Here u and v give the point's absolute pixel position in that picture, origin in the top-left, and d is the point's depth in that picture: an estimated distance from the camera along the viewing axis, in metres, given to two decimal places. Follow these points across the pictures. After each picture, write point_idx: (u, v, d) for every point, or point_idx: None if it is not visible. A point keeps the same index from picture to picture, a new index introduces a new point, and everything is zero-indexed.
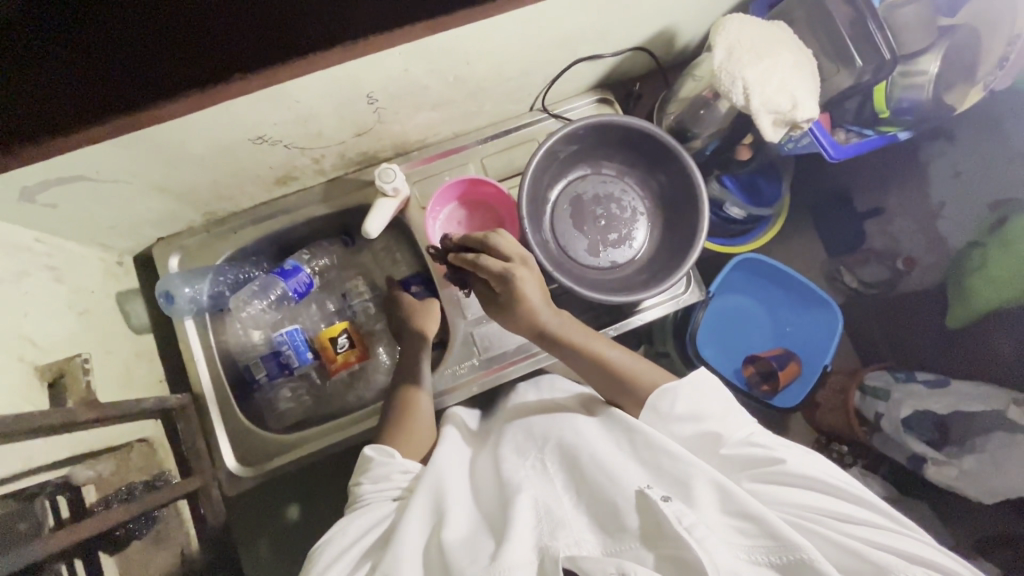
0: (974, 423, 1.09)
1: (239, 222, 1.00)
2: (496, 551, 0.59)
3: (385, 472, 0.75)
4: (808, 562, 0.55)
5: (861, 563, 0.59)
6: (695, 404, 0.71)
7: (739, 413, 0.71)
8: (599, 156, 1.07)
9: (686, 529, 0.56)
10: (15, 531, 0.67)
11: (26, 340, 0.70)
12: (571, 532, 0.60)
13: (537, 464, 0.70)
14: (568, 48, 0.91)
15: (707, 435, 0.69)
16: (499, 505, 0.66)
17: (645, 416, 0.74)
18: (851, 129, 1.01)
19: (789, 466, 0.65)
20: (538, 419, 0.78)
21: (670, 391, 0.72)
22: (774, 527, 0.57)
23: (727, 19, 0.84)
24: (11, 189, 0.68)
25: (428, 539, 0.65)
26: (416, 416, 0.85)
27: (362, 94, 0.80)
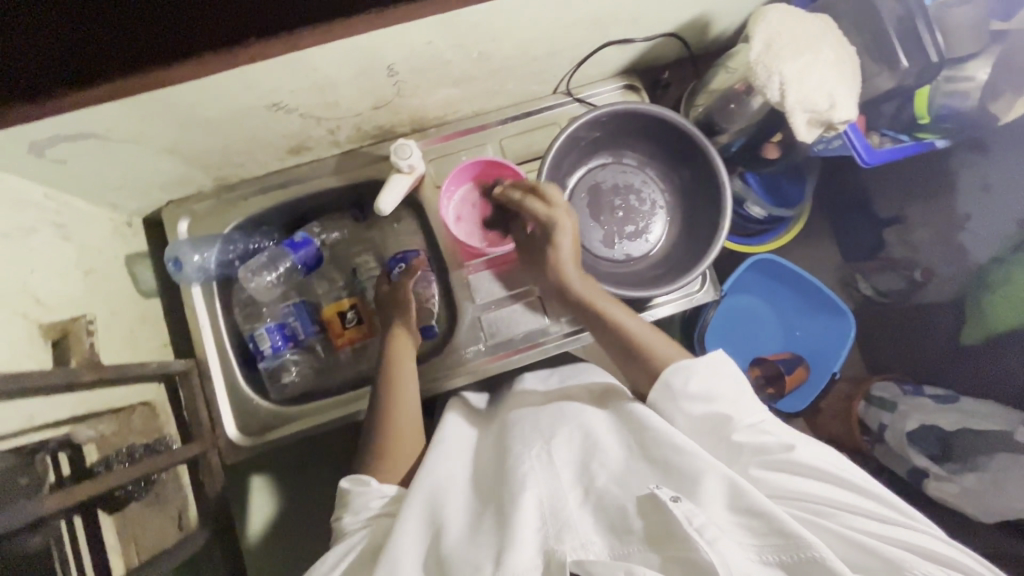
0: (979, 441, 1.07)
1: (250, 189, 0.98)
2: (499, 555, 0.57)
3: (363, 502, 0.70)
4: (819, 561, 0.52)
5: (873, 558, 0.56)
6: (707, 385, 0.70)
7: (751, 396, 0.70)
8: (621, 145, 1.04)
9: (697, 530, 0.53)
10: (16, 486, 0.67)
11: (32, 297, 0.70)
12: (577, 533, 0.58)
13: (542, 454, 0.67)
14: (598, 29, 0.87)
15: (716, 415, 0.68)
16: (501, 499, 0.64)
17: (656, 394, 0.72)
18: (886, 133, 0.96)
19: (799, 456, 0.64)
20: (543, 415, 0.75)
21: (682, 369, 0.71)
22: (784, 526, 0.55)
23: (767, 10, 0.80)
24: (20, 143, 0.66)
25: (427, 549, 0.63)
26: (405, 414, 0.81)
27: (382, 66, 0.77)
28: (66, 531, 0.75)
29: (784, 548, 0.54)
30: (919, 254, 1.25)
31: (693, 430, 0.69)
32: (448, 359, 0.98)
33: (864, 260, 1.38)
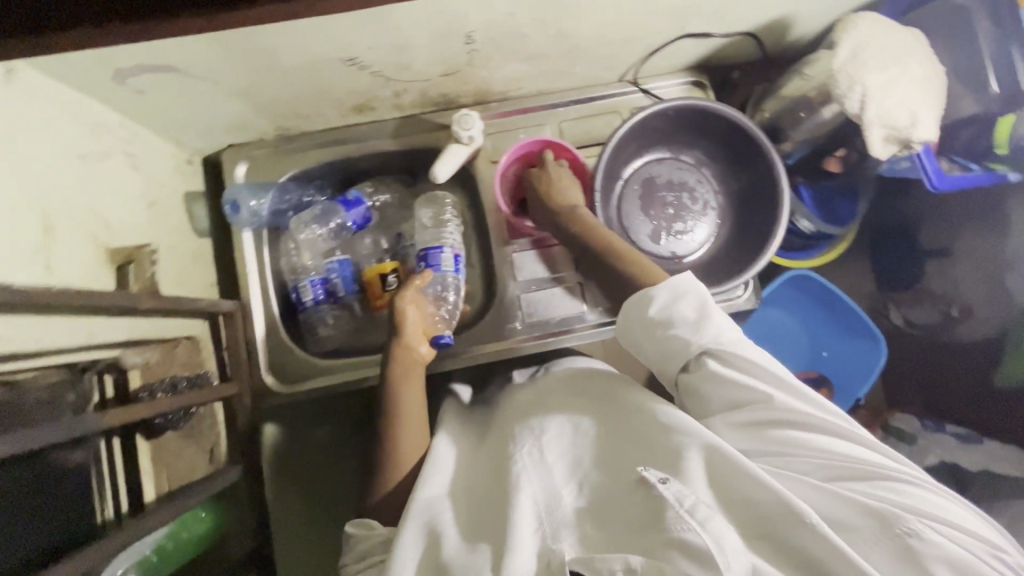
0: (1001, 485, 1.09)
1: (308, 142, 0.99)
2: (497, 562, 0.57)
3: (367, 547, 0.68)
4: (814, 529, 0.53)
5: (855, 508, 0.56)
6: (666, 311, 0.69)
7: (714, 318, 0.67)
8: (681, 142, 1.03)
9: (688, 510, 0.55)
10: (62, 399, 0.72)
11: (103, 221, 0.72)
12: (573, 531, 0.59)
13: (534, 449, 0.69)
14: (678, 20, 0.86)
15: (676, 339, 0.68)
16: (497, 505, 0.64)
17: (627, 319, 0.73)
18: (957, 160, 0.93)
19: (777, 403, 0.62)
20: (535, 414, 0.76)
21: (652, 295, 0.70)
22: (771, 492, 0.56)
23: (858, 17, 0.77)
24: (107, 68, 0.67)
25: (424, 557, 0.62)
26: (406, 432, 0.79)
27: (461, 32, 0.77)
28: (107, 449, 0.80)
29: (773, 517, 0.55)
30: (958, 290, 1.20)
31: (657, 357, 0.70)
32: (477, 338, 0.98)
33: (895, 292, 1.34)
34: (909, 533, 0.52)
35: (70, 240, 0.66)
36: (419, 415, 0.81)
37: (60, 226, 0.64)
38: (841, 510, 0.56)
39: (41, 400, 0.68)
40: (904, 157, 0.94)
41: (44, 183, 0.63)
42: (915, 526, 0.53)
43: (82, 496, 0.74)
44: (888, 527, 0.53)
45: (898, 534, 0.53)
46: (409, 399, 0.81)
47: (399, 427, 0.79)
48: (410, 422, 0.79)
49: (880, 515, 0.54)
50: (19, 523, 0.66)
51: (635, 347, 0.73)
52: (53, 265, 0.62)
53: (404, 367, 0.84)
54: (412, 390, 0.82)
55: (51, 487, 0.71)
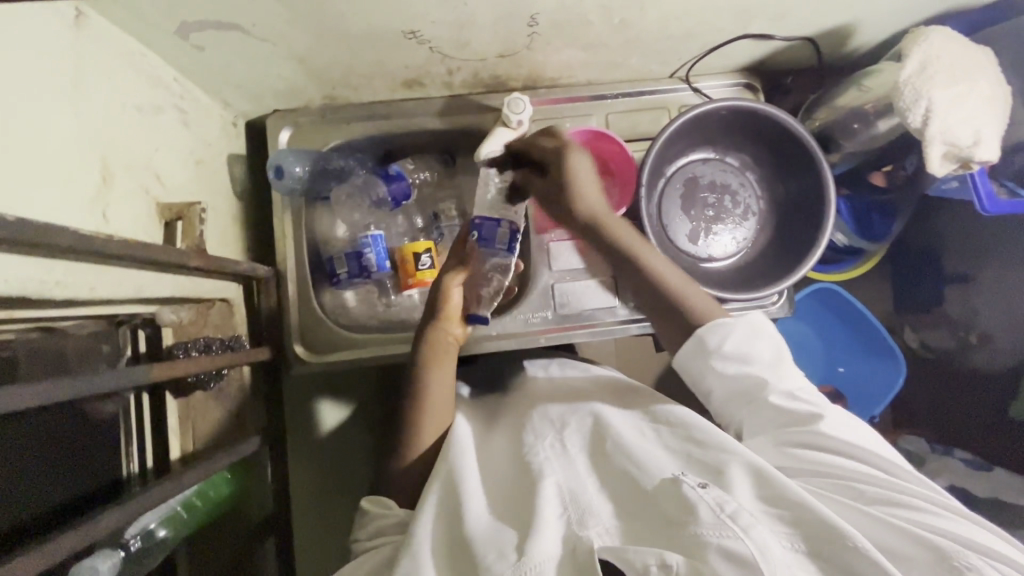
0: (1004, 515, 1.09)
1: (353, 114, 0.98)
2: (521, 544, 0.55)
3: (381, 525, 0.68)
4: (861, 551, 0.50)
5: (908, 540, 0.54)
6: (743, 347, 0.71)
7: (789, 366, 0.71)
8: (728, 144, 1.02)
9: (728, 514, 0.52)
10: (97, 354, 0.72)
11: (154, 175, 0.72)
12: (599, 519, 0.58)
13: (556, 443, 0.69)
14: (741, 20, 0.85)
15: (754, 378, 0.70)
16: (520, 491, 0.64)
17: (689, 347, 0.74)
18: (1006, 183, 0.91)
19: (826, 427, 0.65)
20: (555, 406, 0.77)
21: (721, 326, 0.73)
22: (817, 514, 0.53)
23: (930, 30, 0.76)
24: (172, 21, 0.67)
25: (444, 529, 0.62)
26: (429, 415, 0.78)
27: (526, 13, 0.76)
28: (136, 405, 0.79)
29: (823, 537, 0.52)
30: (976, 317, 1.18)
31: (726, 393, 0.72)
32: (501, 323, 0.98)
33: (915, 312, 1.32)
34: (969, 568, 0.50)
35: (123, 192, 0.66)
36: (447, 399, 0.80)
37: (116, 175, 0.65)
38: (895, 538, 0.55)
39: (77, 358, 0.69)
40: (955, 177, 0.93)
41: (102, 131, 0.63)
42: (973, 561, 0.51)
43: (106, 450, 0.74)
44: (945, 559, 0.52)
45: (955, 568, 0.51)
46: (435, 380, 0.80)
47: (423, 409, 0.78)
48: (435, 404, 0.79)
49: (937, 547, 0.53)
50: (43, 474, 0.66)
51: (694, 377, 0.74)
52: (109, 213, 0.64)
53: (433, 346, 0.82)
54: (442, 372, 0.81)
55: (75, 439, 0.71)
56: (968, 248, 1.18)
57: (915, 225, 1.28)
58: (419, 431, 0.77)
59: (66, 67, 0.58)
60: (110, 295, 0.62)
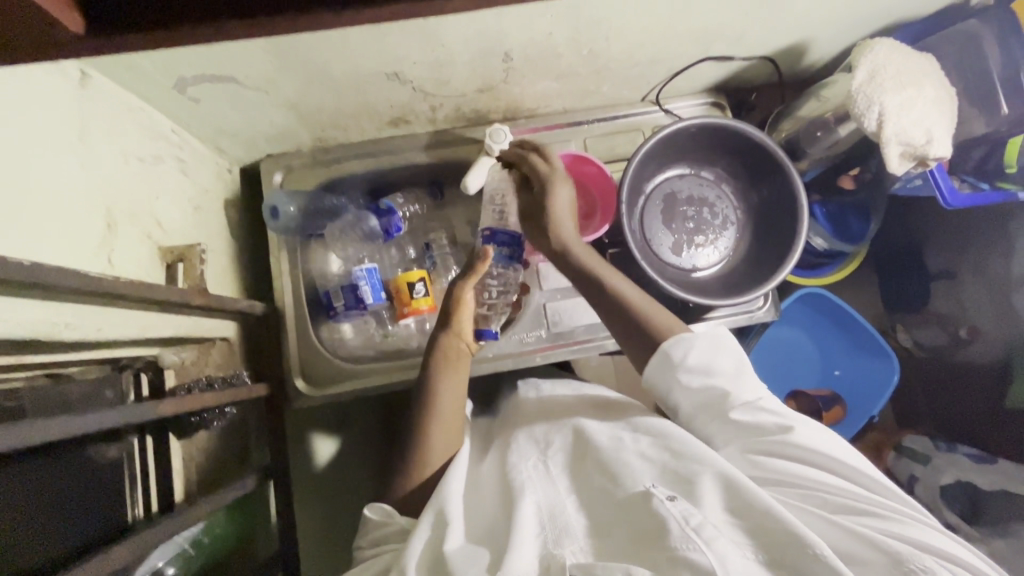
0: (1014, 507, 1.08)
1: (343, 153, 1.03)
2: (496, 565, 0.56)
3: (381, 535, 0.69)
4: (822, 561, 0.50)
5: (873, 552, 0.54)
6: (706, 359, 0.70)
7: (750, 376, 0.70)
8: (702, 160, 1.07)
9: (694, 529, 0.53)
10: (102, 399, 0.72)
11: (155, 221, 0.76)
12: (575, 539, 0.58)
13: (538, 460, 0.70)
14: (700, 44, 0.91)
15: (716, 390, 0.69)
16: (500, 512, 0.64)
17: (656, 365, 0.73)
18: (966, 178, 0.97)
19: (794, 438, 0.63)
20: (540, 424, 0.79)
21: (683, 342, 0.72)
22: (781, 522, 0.53)
23: (875, 42, 0.82)
24: (169, 77, 0.72)
25: (427, 548, 0.61)
26: (436, 428, 0.79)
27: (501, 50, 0.82)
28: (138, 449, 0.79)
29: (782, 545, 0.52)
30: (964, 312, 1.21)
31: (695, 403, 0.70)
32: (494, 343, 1.00)
33: (903, 312, 1.36)
34: (922, 570, 0.51)
35: (127, 238, 0.70)
36: (456, 412, 0.82)
37: (120, 224, 0.69)
38: (855, 543, 0.55)
39: (83, 402, 0.69)
40: (918, 176, 0.98)
41: (105, 181, 0.67)
42: (927, 562, 0.52)
43: (113, 493, 0.74)
44: (900, 564, 0.52)
45: (910, 571, 0.51)
46: (447, 392, 0.82)
47: (433, 421, 0.80)
48: (444, 414, 0.80)
49: (894, 550, 0.53)
50: (52, 524, 0.64)
51: (662, 390, 0.73)
52: (114, 259, 0.67)
53: (449, 355, 0.85)
54: (454, 380, 0.83)
55: (80, 483, 0.70)
56: (945, 242, 1.23)
57: (892, 225, 1.33)
58: (427, 441, 0.78)
59: (73, 125, 0.63)
60: (115, 336, 0.64)
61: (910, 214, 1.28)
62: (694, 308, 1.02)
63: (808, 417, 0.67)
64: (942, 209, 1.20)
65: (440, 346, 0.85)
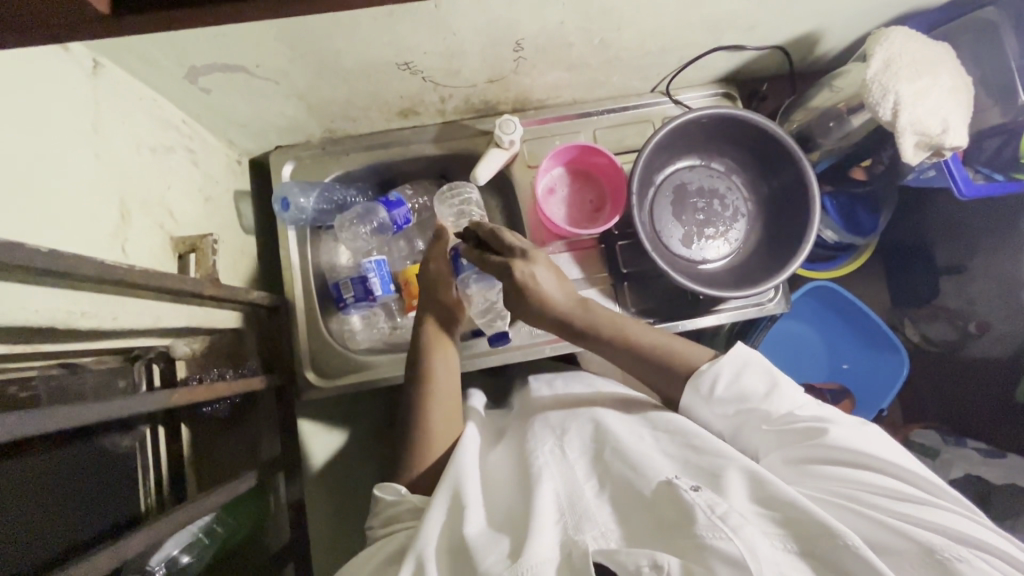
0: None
1: (352, 145, 1.03)
2: (516, 551, 0.55)
3: (394, 512, 0.70)
4: (853, 550, 0.50)
5: (907, 542, 0.53)
6: (735, 387, 0.71)
7: (785, 386, 0.70)
8: (713, 150, 1.07)
9: (719, 516, 0.52)
10: (113, 388, 0.72)
11: (167, 211, 0.76)
12: (596, 524, 0.58)
13: (555, 448, 0.70)
14: (713, 33, 0.90)
15: (751, 412, 0.70)
16: (517, 499, 0.64)
17: (688, 397, 0.75)
18: (981, 170, 0.95)
19: (830, 439, 0.63)
20: (556, 413, 0.79)
21: (710, 371, 0.73)
22: (809, 513, 0.53)
23: (891, 30, 0.81)
24: (181, 66, 0.71)
25: (445, 536, 0.61)
26: (435, 407, 0.80)
27: (513, 39, 0.81)
28: (151, 439, 0.80)
29: (811, 539, 0.52)
30: (975, 308, 1.19)
31: (733, 427, 0.72)
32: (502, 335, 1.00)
33: (913, 307, 1.35)
34: (955, 559, 0.51)
35: (140, 228, 0.70)
36: (452, 390, 0.83)
37: (132, 213, 0.69)
38: (886, 533, 0.55)
39: (97, 390, 0.69)
40: (931, 167, 0.97)
41: (118, 170, 0.67)
42: (962, 552, 0.51)
43: (127, 482, 0.74)
44: (931, 552, 0.52)
45: (945, 561, 0.51)
46: (442, 366, 0.84)
47: (432, 400, 0.81)
48: (441, 392, 0.82)
49: (925, 541, 0.52)
50: (70, 511, 0.65)
51: (699, 419, 0.75)
52: (127, 248, 0.67)
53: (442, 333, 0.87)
54: (449, 356, 0.85)
55: (95, 470, 0.70)
56: (957, 236, 1.22)
57: (903, 218, 1.32)
58: (429, 422, 0.79)
59: (87, 113, 0.63)
60: (129, 325, 0.64)
61: (921, 207, 1.27)
62: (704, 300, 1.01)
63: (844, 413, 0.68)
64: (954, 202, 1.19)
65: (430, 323, 0.87)
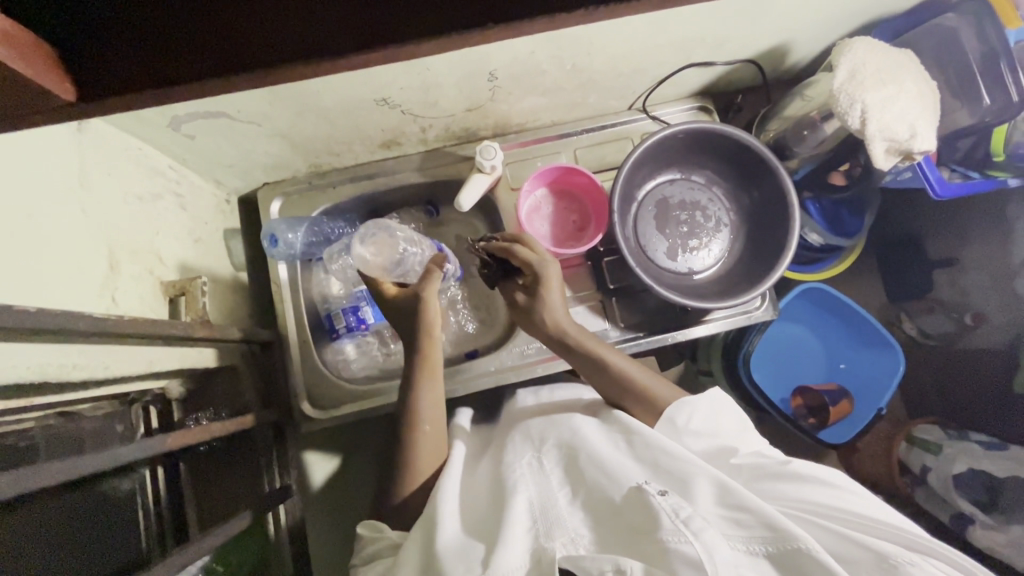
0: None
1: (338, 178, 1.05)
2: (488, 558, 0.56)
3: (375, 550, 0.70)
4: (811, 554, 0.51)
5: (862, 551, 0.55)
6: (710, 423, 0.73)
7: (752, 435, 0.74)
8: (692, 164, 1.08)
9: (682, 520, 0.53)
10: (112, 433, 0.74)
11: (157, 257, 0.77)
12: (567, 530, 0.58)
13: (533, 460, 0.70)
14: (683, 52, 0.92)
15: (722, 447, 0.70)
16: (494, 507, 0.65)
17: (661, 429, 0.74)
18: (956, 169, 0.98)
19: (795, 467, 0.65)
20: (536, 423, 0.79)
21: (685, 405, 0.74)
22: (771, 518, 0.54)
23: (853, 41, 0.83)
24: (164, 116, 0.74)
25: (422, 548, 0.62)
26: (425, 428, 0.80)
27: (486, 70, 0.84)
28: (150, 480, 0.81)
29: (772, 540, 0.53)
30: (969, 298, 1.22)
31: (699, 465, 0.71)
32: (495, 357, 1.01)
33: (908, 300, 1.35)
34: (908, 563, 0.53)
35: (131, 276, 0.72)
36: (438, 417, 0.82)
37: (122, 262, 0.71)
38: (841, 543, 0.57)
39: (96, 438, 0.71)
40: (907, 169, 0.98)
41: (107, 222, 0.69)
42: (913, 558, 0.53)
43: (126, 528, 0.75)
44: (883, 558, 0.54)
45: (894, 566, 0.53)
46: (427, 397, 0.82)
47: (420, 424, 0.80)
48: (431, 420, 0.81)
49: (879, 548, 0.54)
50: (69, 560, 0.66)
51: None
52: (118, 297, 0.69)
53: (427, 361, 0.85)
54: (432, 386, 0.83)
55: (95, 519, 0.71)
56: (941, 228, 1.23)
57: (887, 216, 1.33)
58: (417, 449, 0.79)
59: (73, 170, 0.65)
60: (123, 373, 0.66)
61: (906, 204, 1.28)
62: (693, 311, 1.02)
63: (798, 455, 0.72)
64: None
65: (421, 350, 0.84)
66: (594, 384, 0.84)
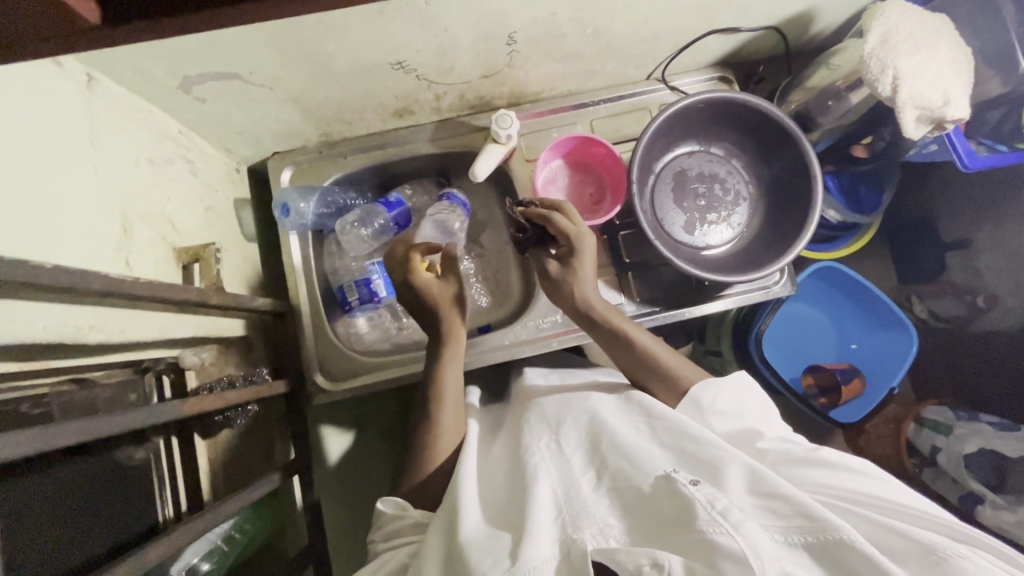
0: None
1: (349, 147, 1.02)
2: (515, 549, 0.55)
3: (397, 528, 0.70)
4: (850, 544, 0.50)
5: (904, 542, 0.54)
6: (734, 405, 0.72)
7: (776, 420, 0.73)
8: (711, 135, 1.06)
9: (720, 512, 0.51)
10: (127, 401, 0.73)
11: (169, 223, 0.76)
12: (595, 520, 0.57)
13: (552, 444, 0.69)
14: (707, 17, 0.89)
15: (747, 431, 0.70)
16: (514, 494, 0.64)
17: (684, 408, 0.73)
18: (983, 141, 0.94)
19: (828, 457, 0.65)
20: (552, 404, 0.78)
21: (711, 387, 0.74)
22: (809, 509, 0.53)
23: (886, 5, 0.80)
24: (174, 77, 0.72)
25: (444, 544, 0.60)
26: (445, 409, 0.79)
27: (504, 33, 0.81)
28: (165, 450, 0.80)
29: (808, 530, 0.52)
30: (984, 279, 1.19)
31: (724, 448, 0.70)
32: (509, 331, 0.99)
33: (920, 282, 1.34)
34: (957, 555, 0.51)
35: (143, 241, 0.70)
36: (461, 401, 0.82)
37: (135, 226, 0.69)
38: (885, 534, 0.55)
39: (111, 402, 0.70)
40: (933, 141, 0.96)
41: (118, 185, 0.67)
42: (961, 549, 0.51)
43: (143, 496, 0.74)
44: (929, 552, 0.52)
45: (941, 557, 0.51)
46: (452, 379, 0.81)
47: (443, 406, 0.80)
48: (453, 402, 0.80)
49: (925, 540, 0.53)
50: (90, 524, 0.65)
51: None
52: (131, 262, 0.67)
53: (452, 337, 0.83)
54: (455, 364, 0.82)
55: (111, 487, 0.70)
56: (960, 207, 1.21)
57: (905, 194, 1.31)
58: (439, 428, 0.78)
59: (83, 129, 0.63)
60: (138, 337, 0.65)
61: (925, 182, 1.26)
62: (710, 286, 1.01)
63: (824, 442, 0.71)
64: (959, 175, 1.18)
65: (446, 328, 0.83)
66: (618, 360, 0.84)
